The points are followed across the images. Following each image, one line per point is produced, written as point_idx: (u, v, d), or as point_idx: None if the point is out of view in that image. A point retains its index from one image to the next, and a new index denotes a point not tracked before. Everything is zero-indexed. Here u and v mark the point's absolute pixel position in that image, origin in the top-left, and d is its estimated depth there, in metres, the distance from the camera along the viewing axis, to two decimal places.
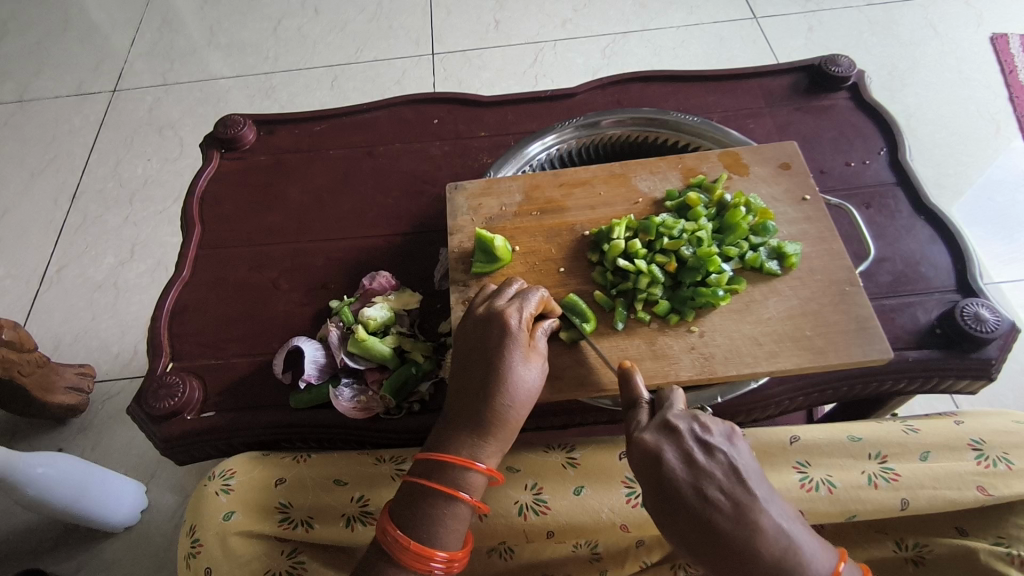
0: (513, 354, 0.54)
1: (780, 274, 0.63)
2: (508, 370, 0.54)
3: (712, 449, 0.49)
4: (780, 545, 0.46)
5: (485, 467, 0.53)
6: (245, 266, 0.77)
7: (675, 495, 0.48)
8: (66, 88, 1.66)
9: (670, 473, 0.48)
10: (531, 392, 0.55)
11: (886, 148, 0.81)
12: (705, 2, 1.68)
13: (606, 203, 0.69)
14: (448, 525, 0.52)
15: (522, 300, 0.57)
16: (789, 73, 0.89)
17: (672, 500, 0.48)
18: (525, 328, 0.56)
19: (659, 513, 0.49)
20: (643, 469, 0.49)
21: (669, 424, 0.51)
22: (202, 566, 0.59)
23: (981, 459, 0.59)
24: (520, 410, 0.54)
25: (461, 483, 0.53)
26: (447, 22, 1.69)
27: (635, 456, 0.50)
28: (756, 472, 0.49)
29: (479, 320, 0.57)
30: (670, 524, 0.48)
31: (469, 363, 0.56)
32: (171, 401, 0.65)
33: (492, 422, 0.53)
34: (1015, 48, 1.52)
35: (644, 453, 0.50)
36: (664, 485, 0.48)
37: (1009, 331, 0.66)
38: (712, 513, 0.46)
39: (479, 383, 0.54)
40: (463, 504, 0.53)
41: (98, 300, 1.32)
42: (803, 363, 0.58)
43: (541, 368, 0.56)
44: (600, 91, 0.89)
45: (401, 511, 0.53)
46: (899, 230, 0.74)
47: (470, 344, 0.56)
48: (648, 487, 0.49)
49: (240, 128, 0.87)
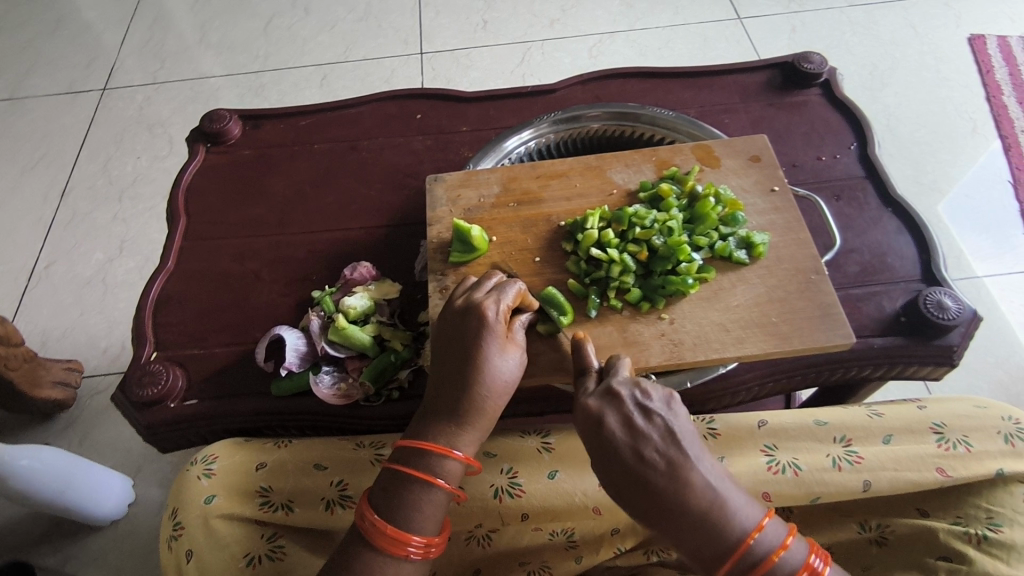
0: (492, 345, 0.55)
1: (749, 262, 0.65)
2: (487, 362, 0.55)
3: (649, 413, 0.50)
4: (710, 504, 0.47)
5: (463, 455, 0.54)
6: (229, 258, 0.78)
7: (613, 456, 0.49)
8: (56, 85, 1.66)
9: (608, 435, 0.50)
10: (508, 382, 0.56)
11: (857, 143, 0.83)
12: (691, 3, 1.71)
13: (581, 194, 0.71)
14: (425, 510, 0.53)
15: (499, 292, 0.58)
16: (764, 71, 0.91)
17: (611, 461, 0.49)
18: (503, 320, 0.57)
19: (601, 474, 0.50)
20: (585, 433, 0.51)
21: (611, 390, 0.52)
22: (183, 549, 0.60)
23: (942, 442, 0.61)
24: (498, 399, 0.55)
25: (439, 470, 0.54)
26: (436, 22, 1.71)
27: (579, 421, 0.52)
28: (695, 435, 0.50)
29: (457, 312, 0.57)
30: (610, 485, 0.50)
31: (449, 354, 0.56)
32: (155, 389, 0.66)
33: (469, 411, 0.54)
34: (992, 49, 1.55)
35: (585, 417, 0.51)
36: (602, 447, 0.50)
37: (970, 318, 0.68)
38: (647, 473, 0.48)
39: (458, 374, 0.55)
40: (441, 491, 0.54)
41: (87, 296, 1.32)
42: (769, 348, 0.60)
43: (519, 358, 0.57)
44: (580, 87, 0.91)
45: (378, 496, 0.54)
46: (867, 222, 0.77)
47: (448, 335, 0.57)
48: (591, 451, 0.51)
49: (226, 123, 0.88)
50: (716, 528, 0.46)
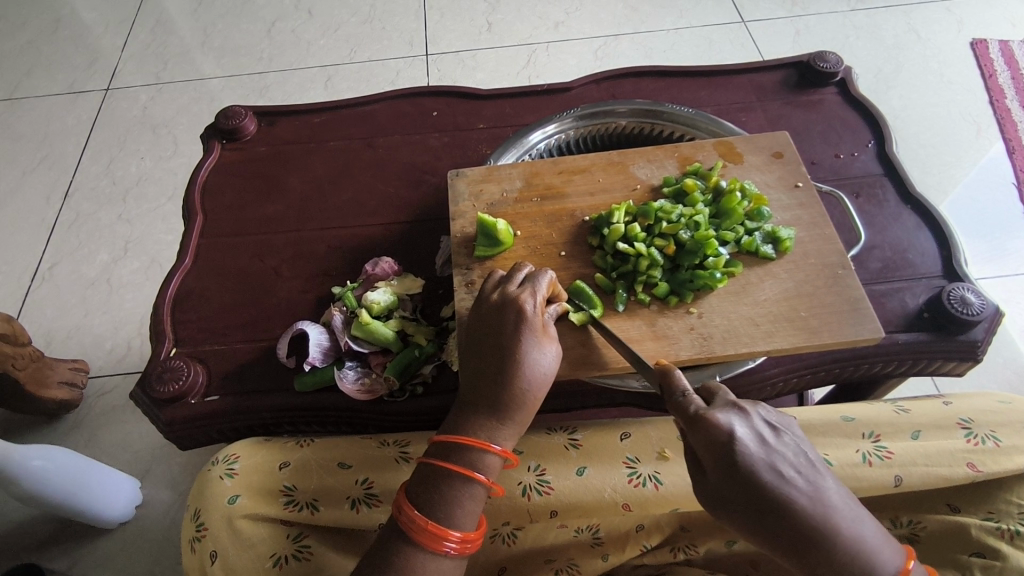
0: (529, 338, 0.55)
1: (775, 257, 0.64)
2: (525, 354, 0.54)
3: (778, 432, 0.47)
4: (855, 530, 0.44)
5: (502, 449, 0.54)
6: (247, 254, 0.78)
7: (755, 475, 0.44)
8: (58, 86, 1.65)
9: (749, 452, 0.45)
10: (546, 376, 0.55)
11: (874, 141, 0.84)
12: (694, 7, 1.71)
13: (605, 189, 0.70)
14: (465, 506, 0.53)
15: (532, 284, 0.58)
16: (780, 69, 0.92)
17: (752, 481, 0.44)
18: (540, 313, 0.57)
19: (731, 497, 0.45)
20: (715, 448, 0.45)
21: (734, 405, 0.48)
22: (208, 550, 0.59)
23: (970, 437, 0.61)
24: (536, 393, 0.55)
25: (478, 464, 0.53)
26: (440, 25, 1.71)
27: (704, 436, 0.46)
28: (817, 459, 0.47)
29: (493, 306, 0.57)
30: (744, 509, 0.44)
31: (485, 348, 0.56)
32: (176, 385, 0.66)
33: (508, 405, 0.54)
34: (993, 53, 1.57)
35: (718, 430, 0.46)
36: (743, 464, 0.44)
37: (994, 314, 0.68)
38: (795, 494, 0.44)
39: (497, 368, 0.54)
40: (479, 486, 0.53)
41: (92, 296, 1.31)
42: (799, 342, 0.60)
43: (556, 351, 0.56)
44: (596, 85, 0.91)
45: (417, 490, 0.53)
46: (888, 219, 0.77)
47: (484, 330, 0.57)
48: (719, 470, 0.45)
49: (241, 119, 0.88)
50: (860, 556, 0.44)
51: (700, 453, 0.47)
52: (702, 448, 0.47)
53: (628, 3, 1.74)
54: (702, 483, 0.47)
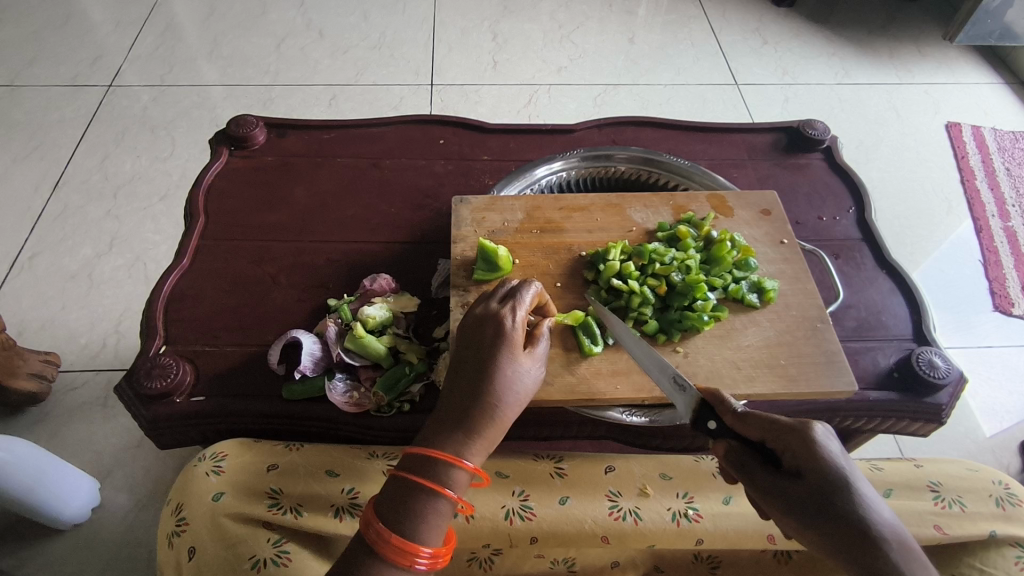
0: (504, 355, 0.56)
1: (760, 306, 0.68)
2: (497, 370, 0.55)
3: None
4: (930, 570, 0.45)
5: (472, 465, 0.53)
6: (246, 260, 0.78)
7: (851, 480, 0.47)
8: (60, 79, 1.66)
9: (844, 466, 0.48)
10: (516, 393, 0.56)
11: (855, 207, 0.89)
12: (690, 66, 1.80)
13: (602, 228, 0.74)
14: (433, 521, 0.52)
15: (517, 301, 0.60)
16: (771, 132, 0.97)
17: (850, 487, 0.47)
18: (518, 330, 0.58)
19: (830, 503, 0.47)
20: (822, 455, 0.48)
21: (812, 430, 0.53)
22: (186, 545, 0.59)
23: (938, 500, 0.69)
24: (505, 409, 0.55)
25: (446, 480, 0.53)
26: (448, 58, 1.76)
27: (805, 443, 0.49)
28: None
29: (476, 322, 0.59)
30: (851, 513, 0.46)
31: (462, 362, 0.57)
32: (163, 382, 0.65)
33: (473, 416, 0.54)
34: (967, 137, 1.67)
35: (818, 438, 0.49)
36: (835, 469, 0.48)
37: (958, 379, 0.71)
38: (886, 511, 0.47)
39: (469, 380, 0.55)
40: (448, 501, 0.53)
41: (71, 289, 1.29)
42: (778, 388, 0.63)
43: (529, 371, 0.57)
44: (597, 130, 0.95)
45: (386, 504, 0.53)
46: (864, 281, 0.81)
47: (465, 344, 0.58)
48: (826, 474, 0.48)
49: (251, 129, 0.90)
50: None
51: (796, 460, 0.49)
52: (803, 455, 0.49)
53: (629, 55, 1.82)
54: (789, 491, 0.48)
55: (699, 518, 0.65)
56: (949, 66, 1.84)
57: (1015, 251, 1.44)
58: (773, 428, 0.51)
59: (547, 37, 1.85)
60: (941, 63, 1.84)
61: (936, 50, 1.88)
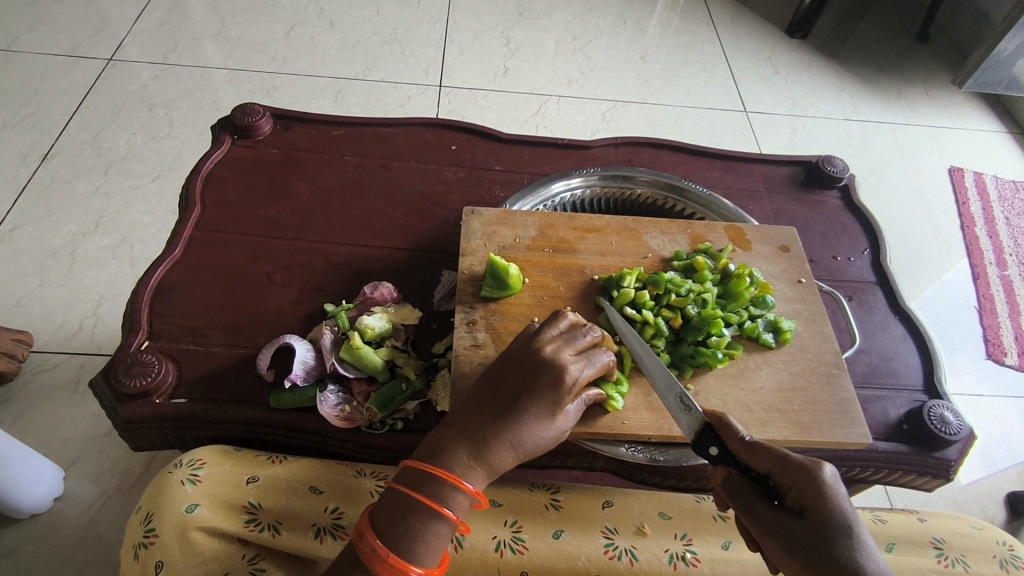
0: (547, 407, 0.52)
1: (775, 347, 0.66)
2: (533, 417, 0.52)
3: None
4: None
5: (473, 489, 0.51)
6: (241, 255, 0.75)
7: (853, 527, 0.45)
8: (59, 47, 1.60)
9: (850, 513, 0.45)
10: (539, 443, 0.53)
11: (870, 249, 0.87)
12: (702, 88, 1.79)
13: (616, 252, 0.71)
14: (428, 542, 0.50)
15: (588, 359, 0.55)
16: (789, 166, 0.95)
17: (852, 534, 0.44)
18: (575, 387, 0.54)
19: (828, 547, 0.44)
20: (830, 497, 0.45)
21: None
22: (153, 560, 0.55)
23: (942, 558, 0.64)
24: (522, 452, 0.52)
25: (447, 500, 0.50)
26: (458, 60, 1.73)
27: (812, 482, 0.46)
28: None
29: (536, 358, 0.54)
30: (851, 561, 0.43)
31: (499, 392, 0.53)
32: (143, 381, 0.62)
33: (492, 450, 0.51)
34: (969, 183, 1.67)
35: (828, 481, 0.46)
36: (838, 514, 0.45)
37: (969, 436, 0.69)
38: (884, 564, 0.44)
39: (500, 414, 0.52)
40: (447, 524, 0.50)
41: (51, 266, 1.24)
42: (790, 435, 0.60)
43: (561, 427, 0.54)
44: (613, 148, 0.93)
45: (381, 518, 0.50)
46: (876, 326, 0.79)
47: (511, 375, 0.54)
48: (829, 517, 0.45)
49: (257, 118, 0.86)
50: None
51: (802, 498, 0.46)
52: (810, 495, 0.46)
53: (640, 73, 1.80)
54: (789, 530, 0.45)
55: (697, 563, 0.61)
56: (956, 111, 1.84)
57: (1010, 300, 1.43)
58: (782, 462, 0.48)
59: (559, 47, 1.83)
60: (947, 107, 1.85)
61: (943, 94, 1.88)
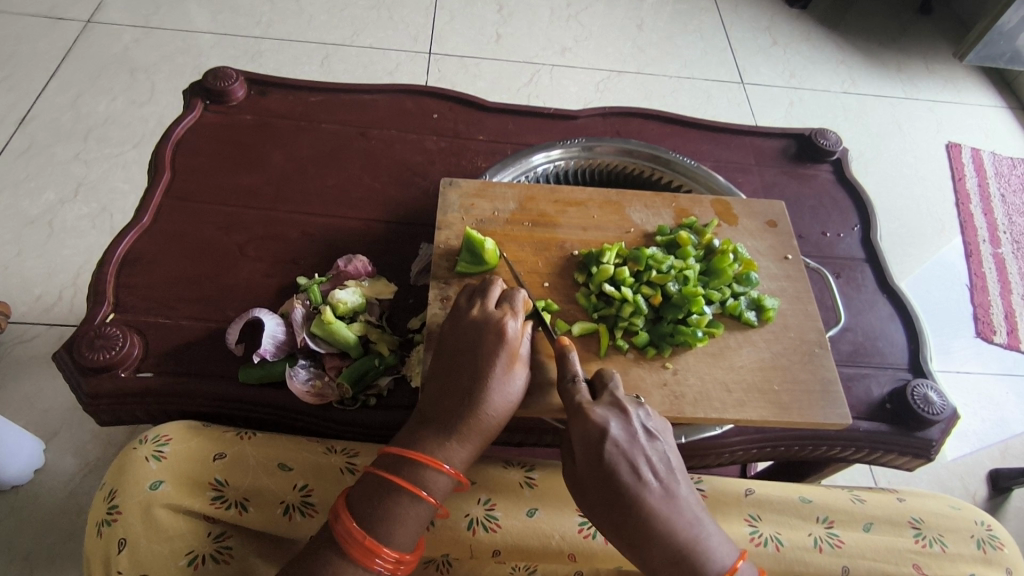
0: (503, 360, 0.52)
1: (758, 325, 0.64)
2: (497, 376, 0.51)
3: (652, 436, 0.51)
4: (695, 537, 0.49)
5: (454, 470, 0.50)
6: (211, 226, 0.72)
7: (613, 469, 0.48)
8: (34, 7, 1.54)
9: (616, 453, 0.49)
10: (513, 402, 0.52)
11: (860, 226, 0.85)
12: (700, 59, 1.74)
13: (597, 226, 0.69)
14: (406, 525, 0.49)
15: (509, 303, 0.55)
16: (781, 138, 0.92)
17: (611, 478, 0.48)
18: (519, 335, 0.54)
19: (595, 483, 0.49)
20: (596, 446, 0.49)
21: (617, 402, 0.52)
22: (116, 537, 0.54)
23: (919, 538, 0.64)
24: (501, 418, 0.52)
25: (428, 483, 0.50)
26: (450, 26, 1.68)
27: (581, 430, 0.50)
28: (681, 461, 0.52)
29: (472, 323, 0.54)
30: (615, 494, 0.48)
31: (455, 365, 0.53)
32: (107, 354, 0.60)
33: (471, 427, 0.50)
34: (966, 159, 1.64)
35: (593, 426, 0.49)
36: (606, 461, 0.48)
37: (952, 415, 0.68)
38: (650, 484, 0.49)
39: (467, 385, 0.51)
40: (426, 507, 0.50)
41: (29, 236, 1.21)
42: (768, 416, 0.59)
43: (525, 376, 0.54)
44: (601, 119, 0.90)
45: (359, 500, 0.49)
46: (863, 304, 0.78)
47: (457, 347, 0.53)
48: (593, 457, 0.49)
49: (230, 83, 0.82)
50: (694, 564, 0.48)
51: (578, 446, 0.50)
52: (583, 442, 0.49)
53: (637, 42, 1.75)
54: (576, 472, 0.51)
55: None
56: (956, 84, 1.81)
57: (1001, 277, 1.42)
58: (568, 406, 0.52)
59: (554, 14, 1.77)
60: (948, 81, 1.81)
61: (945, 67, 1.84)
